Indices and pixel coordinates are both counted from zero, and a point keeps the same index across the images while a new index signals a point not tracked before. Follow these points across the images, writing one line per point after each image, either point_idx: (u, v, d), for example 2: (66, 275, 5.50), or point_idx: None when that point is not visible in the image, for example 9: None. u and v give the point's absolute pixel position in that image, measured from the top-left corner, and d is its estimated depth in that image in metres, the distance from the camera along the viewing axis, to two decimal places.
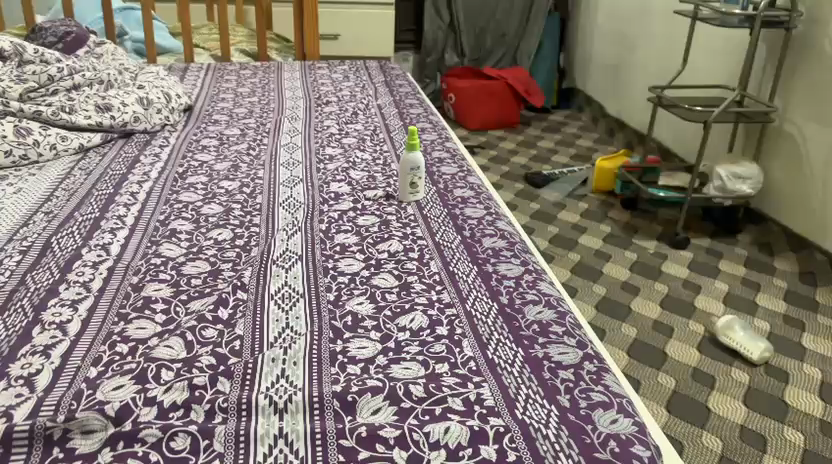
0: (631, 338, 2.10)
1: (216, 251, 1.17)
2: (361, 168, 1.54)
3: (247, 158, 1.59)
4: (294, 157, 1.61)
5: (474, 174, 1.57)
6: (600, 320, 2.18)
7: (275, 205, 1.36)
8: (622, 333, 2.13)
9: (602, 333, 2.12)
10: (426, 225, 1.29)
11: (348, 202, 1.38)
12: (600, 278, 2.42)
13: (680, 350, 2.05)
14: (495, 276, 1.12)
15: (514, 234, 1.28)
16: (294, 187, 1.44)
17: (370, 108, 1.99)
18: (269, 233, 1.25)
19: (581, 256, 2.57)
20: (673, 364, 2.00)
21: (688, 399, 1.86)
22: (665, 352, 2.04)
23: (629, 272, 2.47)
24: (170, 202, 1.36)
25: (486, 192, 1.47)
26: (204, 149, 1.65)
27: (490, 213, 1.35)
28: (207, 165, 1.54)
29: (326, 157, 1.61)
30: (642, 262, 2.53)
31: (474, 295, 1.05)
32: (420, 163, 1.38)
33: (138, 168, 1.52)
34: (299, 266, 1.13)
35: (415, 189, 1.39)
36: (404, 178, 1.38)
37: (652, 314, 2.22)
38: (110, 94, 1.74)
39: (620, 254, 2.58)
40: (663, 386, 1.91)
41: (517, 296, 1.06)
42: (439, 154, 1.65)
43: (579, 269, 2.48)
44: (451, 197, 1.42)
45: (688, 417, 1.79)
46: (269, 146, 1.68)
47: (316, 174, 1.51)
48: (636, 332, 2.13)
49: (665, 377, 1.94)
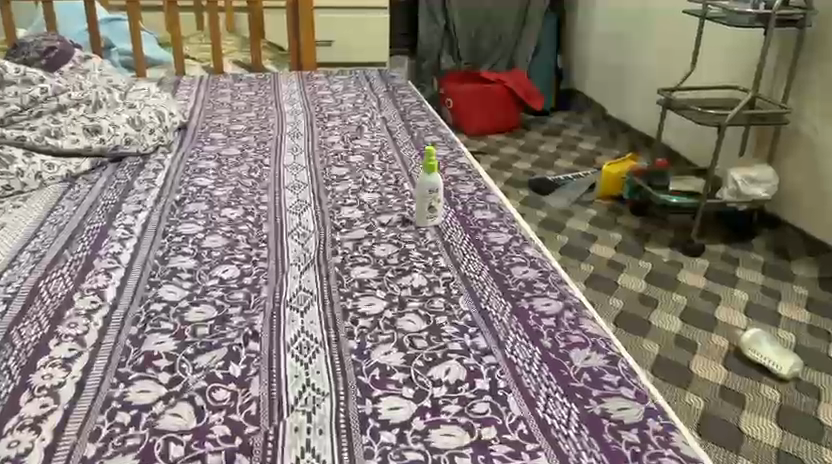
0: (654, 355, 1.99)
1: (222, 292, 1.07)
2: (372, 190, 1.44)
3: (249, 182, 1.48)
4: (300, 179, 1.50)
5: (494, 191, 1.46)
6: (620, 336, 2.07)
7: (284, 236, 1.25)
8: (644, 350, 2.01)
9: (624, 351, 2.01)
10: (450, 254, 1.19)
11: (362, 229, 1.27)
12: (615, 290, 2.30)
13: (705, 367, 1.95)
14: (533, 314, 1.02)
15: (547, 261, 1.18)
16: (303, 213, 1.34)
17: (375, 121, 1.89)
18: (280, 268, 1.14)
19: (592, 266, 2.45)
20: (699, 382, 1.89)
21: (720, 421, 1.76)
22: (691, 369, 1.94)
23: (644, 282, 2.36)
24: (169, 235, 1.25)
25: (510, 212, 1.37)
26: (202, 172, 1.54)
27: (517, 239, 1.25)
28: (206, 191, 1.43)
29: (333, 177, 1.51)
30: (657, 271, 2.42)
31: (513, 338, 0.96)
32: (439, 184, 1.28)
33: (131, 197, 1.41)
34: (316, 307, 1.03)
35: (434, 213, 1.28)
36: (421, 202, 1.28)
37: (672, 329, 2.11)
38: (98, 115, 1.62)
39: (633, 263, 2.47)
40: (692, 407, 1.81)
41: (561, 338, 0.97)
42: (454, 171, 1.55)
43: (592, 280, 2.36)
44: (473, 220, 1.32)
45: (722, 441, 1.69)
46: (272, 167, 1.57)
47: (324, 197, 1.41)
48: (658, 349, 2.02)
49: (692, 397, 1.84)
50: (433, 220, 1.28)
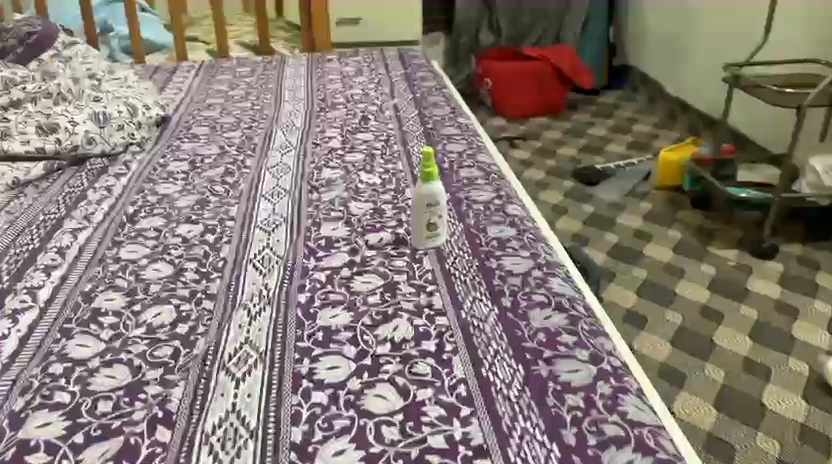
0: (717, 385, 1.67)
1: (145, 347, 0.83)
2: (365, 198, 1.17)
3: (221, 190, 1.23)
4: (281, 184, 1.25)
5: (517, 200, 1.18)
6: (677, 360, 1.75)
7: (243, 263, 0.99)
8: (706, 379, 1.69)
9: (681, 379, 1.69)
10: (449, 290, 0.91)
11: (343, 253, 1.01)
12: (672, 302, 1.97)
13: (780, 400, 1.62)
14: (552, 386, 0.75)
15: (577, 301, 0.90)
16: (274, 231, 1.08)
17: (385, 110, 1.61)
18: (226, 310, 0.89)
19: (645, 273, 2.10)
20: (774, 421, 1.56)
21: None
22: (764, 403, 1.61)
23: (706, 291, 2.02)
24: (106, 262, 1.02)
25: (533, 229, 1.08)
26: (170, 177, 1.30)
27: (541, 267, 0.97)
28: (168, 202, 1.20)
29: (321, 182, 1.24)
30: (722, 278, 2.07)
31: (520, 428, 0.69)
32: (440, 195, 0.99)
33: (79, 209, 1.18)
34: (259, 372, 0.77)
35: (435, 233, 1.01)
36: (418, 220, 1.00)
37: (741, 351, 1.77)
38: (57, 110, 1.40)
39: (694, 268, 2.13)
40: (764, 452, 1.48)
41: (589, 427, 0.69)
42: (470, 172, 1.27)
43: (646, 289, 2.03)
44: (485, 240, 1.04)
45: None
46: (252, 170, 1.31)
47: (305, 208, 1.15)
48: (723, 376, 1.69)
49: (765, 440, 1.51)
50: (434, 241, 1.01)
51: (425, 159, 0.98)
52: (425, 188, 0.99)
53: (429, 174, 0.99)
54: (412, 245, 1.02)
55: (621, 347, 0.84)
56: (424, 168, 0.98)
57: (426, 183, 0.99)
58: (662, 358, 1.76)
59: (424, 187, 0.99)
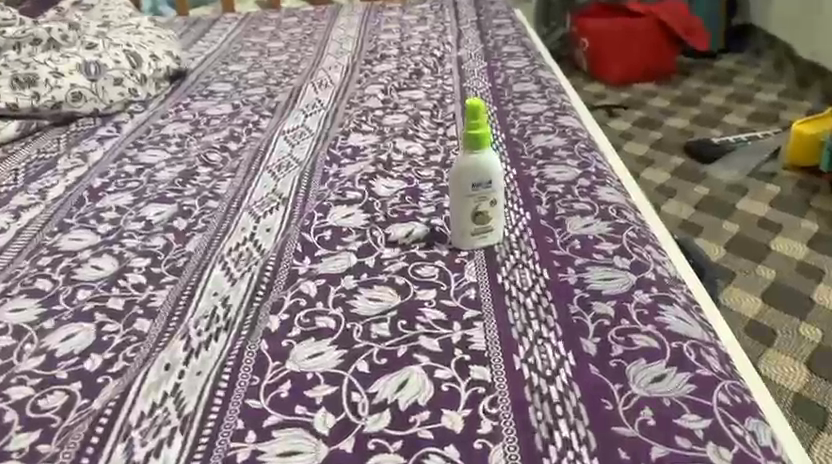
0: None
1: (30, 392, 0.56)
2: (398, 174, 0.86)
3: (217, 159, 0.95)
4: (294, 152, 0.95)
5: (612, 182, 0.83)
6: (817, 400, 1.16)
7: (209, 263, 0.70)
8: None
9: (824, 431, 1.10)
10: (499, 323, 0.59)
11: (351, 252, 0.70)
12: (814, 315, 1.35)
13: None
14: None
15: (705, 348, 0.56)
16: (265, 216, 0.78)
17: (446, 62, 1.28)
18: (162, 337, 0.60)
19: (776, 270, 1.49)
20: None
21: None
22: None
23: None
24: (38, 254, 0.75)
25: (636, 225, 0.74)
26: (162, 140, 1.03)
27: (646, 286, 0.63)
28: (147, 172, 0.92)
29: (345, 150, 0.94)
30: None
31: None
32: (494, 172, 0.66)
33: (40, 181, 0.93)
34: (173, 453, 0.48)
35: (486, 228, 0.69)
36: (460, 211, 0.68)
37: None
38: (41, 58, 1.15)
39: None
40: None
41: None
42: (546, 142, 0.93)
43: (774, 294, 1.42)
44: (562, 241, 0.71)
45: None
46: (264, 133, 1.02)
47: (316, 186, 0.84)
48: None
49: None
50: (483, 239, 0.70)
51: (469, 117, 0.65)
52: (470, 164, 0.66)
53: (476, 142, 0.66)
54: (451, 243, 0.71)
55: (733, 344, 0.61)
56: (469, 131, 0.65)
57: (472, 156, 0.66)
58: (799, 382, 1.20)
59: (469, 163, 0.66)
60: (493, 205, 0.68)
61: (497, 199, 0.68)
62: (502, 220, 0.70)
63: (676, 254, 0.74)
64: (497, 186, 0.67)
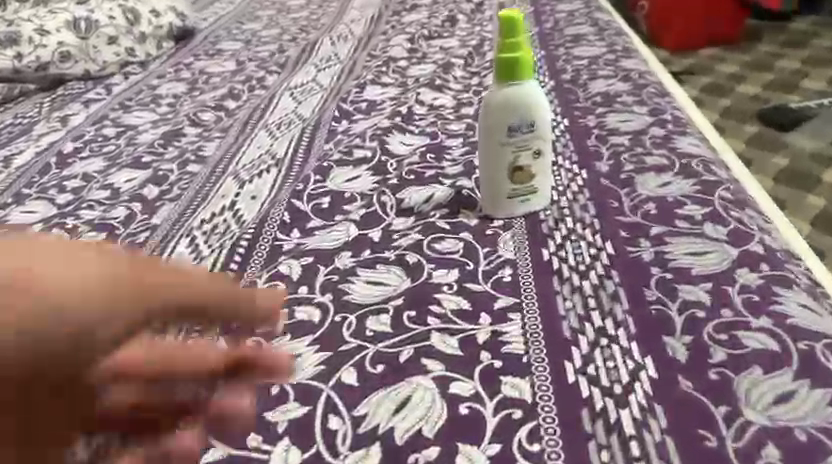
0: None
1: None
2: (420, 128, 0.70)
3: (210, 118, 0.80)
4: (300, 108, 0.80)
5: (692, 132, 0.65)
6: None
7: (174, 238, 0.55)
8: None
9: None
10: (544, 317, 0.42)
11: (352, 222, 0.54)
12: None
13: None
14: None
15: None
16: (253, 181, 0.62)
17: (485, 9, 1.11)
18: None
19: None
20: None
21: None
22: None
23: None
24: None
25: (729, 183, 0.56)
26: (155, 100, 0.89)
27: (752, 263, 0.45)
28: (129, 134, 0.78)
29: (360, 104, 0.78)
30: None
31: None
32: (538, 110, 0.50)
33: (10, 148, 0.80)
34: None
35: (527, 189, 0.53)
36: (493, 168, 0.52)
37: None
38: (26, 14, 1.02)
39: None
40: None
41: None
42: (605, 88, 0.76)
43: None
44: (631, 204, 0.53)
45: None
46: (269, 89, 0.88)
47: (319, 145, 0.69)
48: None
49: None
50: (525, 204, 0.53)
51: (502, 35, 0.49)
52: (505, 99, 0.50)
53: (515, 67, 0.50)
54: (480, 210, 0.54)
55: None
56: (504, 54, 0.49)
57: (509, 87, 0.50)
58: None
59: (503, 96, 0.50)
60: (537, 156, 0.52)
61: (542, 149, 0.52)
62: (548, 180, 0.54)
63: (783, 221, 0.55)
64: (543, 129, 0.51)
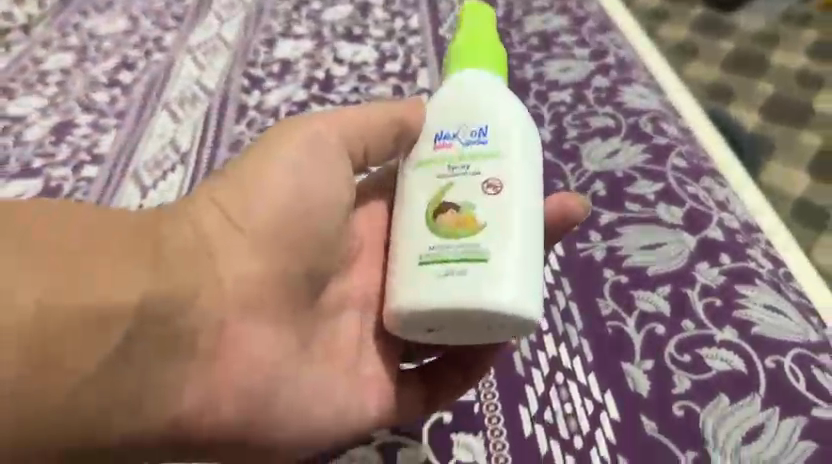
0: None
1: None
2: (341, 100, 0.63)
3: (104, 100, 0.72)
4: (204, 78, 0.72)
5: (638, 77, 0.60)
6: None
7: None
8: None
9: None
10: (507, 421, 0.37)
11: None
12: None
13: None
14: None
15: (817, 363, 0.36)
16: (157, 188, 0.57)
17: None
18: None
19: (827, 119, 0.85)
20: None
21: None
22: None
23: None
24: None
25: (680, 144, 0.51)
26: (42, 78, 0.79)
27: (713, 254, 0.42)
28: (17, 130, 0.70)
29: (270, 67, 0.70)
30: None
31: None
32: (486, 111, 0.38)
33: None
34: None
35: (457, 252, 0.34)
36: (415, 200, 0.37)
37: None
38: None
39: None
40: None
41: None
42: (541, 25, 0.69)
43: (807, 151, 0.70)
44: (580, 184, 0.49)
45: None
46: (167, 52, 0.78)
47: (229, 127, 0.62)
48: None
49: None
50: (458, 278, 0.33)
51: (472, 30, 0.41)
52: (442, 93, 0.39)
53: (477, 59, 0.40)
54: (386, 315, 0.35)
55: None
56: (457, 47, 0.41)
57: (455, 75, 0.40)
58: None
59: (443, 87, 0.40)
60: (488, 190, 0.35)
61: (502, 186, 0.36)
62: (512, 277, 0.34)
63: (737, 176, 0.52)
64: (497, 146, 0.37)
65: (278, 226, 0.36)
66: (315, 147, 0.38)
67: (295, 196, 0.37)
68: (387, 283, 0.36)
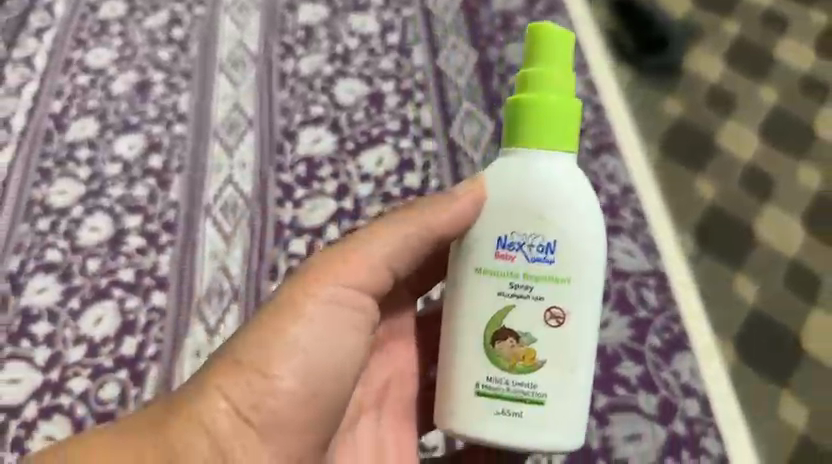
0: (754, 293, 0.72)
1: (89, 382, 0.69)
2: (358, 70, 0.87)
3: (168, 56, 0.92)
4: (246, 39, 0.91)
5: (571, 63, 0.86)
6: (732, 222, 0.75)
7: (198, 216, 0.76)
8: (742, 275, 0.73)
9: (719, 254, 0.74)
10: None
11: (328, 196, 0.77)
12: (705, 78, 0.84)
13: None
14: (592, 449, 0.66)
15: (643, 283, 0.72)
16: (238, 147, 0.81)
17: None
18: (181, 314, 0.71)
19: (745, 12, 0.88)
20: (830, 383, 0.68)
21: None
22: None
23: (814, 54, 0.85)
24: (34, 215, 0.81)
25: (591, 127, 0.81)
26: (103, 27, 0.96)
27: None
28: (103, 83, 0.92)
29: (298, 32, 0.91)
30: None
31: None
32: (554, 225, 0.50)
33: None
34: None
35: (526, 385, 0.50)
36: (479, 320, 0.51)
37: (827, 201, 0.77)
38: None
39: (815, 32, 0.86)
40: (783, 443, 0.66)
41: None
42: (505, 3, 0.90)
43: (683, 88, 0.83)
44: None
45: None
46: (207, 6, 0.95)
47: (276, 94, 0.86)
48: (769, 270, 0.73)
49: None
50: (514, 417, 0.50)
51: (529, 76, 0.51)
52: (503, 193, 0.51)
53: (559, 117, 0.50)
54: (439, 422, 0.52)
55: (823, 118, 0.81)
56: (531, 98, 0.50)
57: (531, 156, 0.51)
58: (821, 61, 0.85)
59: (507, 178, 0.51)
60: (553, 325, 0.50)
61: (561, 318, 0.50)
62: (568, 404, 0.50)
63: (621, 121, 0.82)
64: (563, 279, 0.50)
65: (297, 406, 0.50)
66: (338, 316, 0.52)
67: (326, 360, 0.51)
68: (452, 416, 0.51)
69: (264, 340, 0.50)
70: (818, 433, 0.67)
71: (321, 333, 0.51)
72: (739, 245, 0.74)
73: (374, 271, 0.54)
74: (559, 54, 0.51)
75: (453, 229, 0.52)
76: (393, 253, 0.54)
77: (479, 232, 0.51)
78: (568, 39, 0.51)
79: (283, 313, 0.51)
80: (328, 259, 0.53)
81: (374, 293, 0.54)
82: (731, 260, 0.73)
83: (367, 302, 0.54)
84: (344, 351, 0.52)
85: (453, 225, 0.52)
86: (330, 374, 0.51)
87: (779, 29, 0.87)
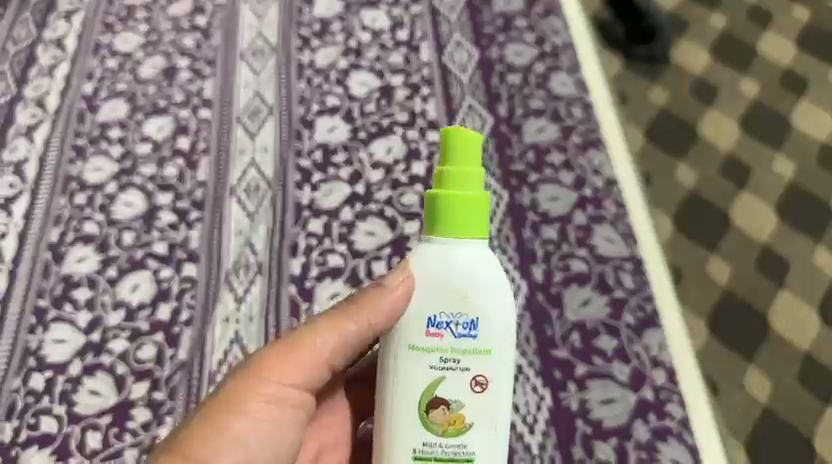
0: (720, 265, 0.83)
1: (127, 343, 0.77)
2: (369, 64, 0.94)
3: (192, 44, 0.98)
4: (265, 30, 0.98)
5: (565, 64, 0.94)
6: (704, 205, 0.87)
7: (224, 197, 0.85)
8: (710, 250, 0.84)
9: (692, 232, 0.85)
10: None
11: (342, 180, 0.85)
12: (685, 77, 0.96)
13: (797, 312, 0.82)
14: (575, 413, 0.74)
15: (622, 267, 0.81)
16: (259, 132, 0.89)
17: None
18: (210, 283, 0.79)
19: (728, 12, 1.01)
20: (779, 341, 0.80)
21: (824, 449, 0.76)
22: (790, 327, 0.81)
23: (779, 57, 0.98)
24: (71, 190, 0.87)
25: (581, 124, 0.89)
26: (130, 13, 1.02)
27: (584, 205, 0.84)
28: (131, 67, 0.97)
29: (313, 25, 0.98)
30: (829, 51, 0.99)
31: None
32: (479, 302, 0.52)
33: (31, 84, 0.96)
34: None
35: (454, 446, 0.52)
36: (413, 388, 0.53)
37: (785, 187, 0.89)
38: None
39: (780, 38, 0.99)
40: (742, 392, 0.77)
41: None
42: (506, 5, 0.97)
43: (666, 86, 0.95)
44: (519, 151, 0.87)
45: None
46: None
47: (294, 84, 0.93)
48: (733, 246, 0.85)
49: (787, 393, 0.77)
50: None
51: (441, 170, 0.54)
52: (427, 273, 0.53)
53: (464, 212, 0.53)
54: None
55: (793, 118, 0.94)
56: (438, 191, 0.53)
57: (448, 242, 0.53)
58: (792, 61, 0.98)
59: (433, 259, 0.53)
60: (476, 391, 0.53)
61: (485, 383, 0.53)
62: (493, 456, 0.53)
63: (608, 116, 0.91)
64: (485, 352, 0.53)
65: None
66: (276, 401, 0.55)
67: (267, 442, 0.54)
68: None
69: (219, 422, 0.52)
70: (779, 403, 0.77)
71: (261, 419, 0.54)
72: (717, 230, 0.86)
73: (314, 358, 0.56)
74: (472, 157, 0.53)
75: (388, 322, 0.54)
76: (339, 342, 0.57)
77: (407, 324, 0.54)
78: (477, 143, 0.53)
79: (232, 397, 0.54)
80: (274, 351, 0.56)
81: (314, 381, 0.57)
82: (706, 240, 0.85)
83: (305, 390, 0.56)
84: (281, 434, 0.55)
85: (386, 318, 0.54)
86: (274, 456, 0.54)
87: (748, 36, 0.99)
